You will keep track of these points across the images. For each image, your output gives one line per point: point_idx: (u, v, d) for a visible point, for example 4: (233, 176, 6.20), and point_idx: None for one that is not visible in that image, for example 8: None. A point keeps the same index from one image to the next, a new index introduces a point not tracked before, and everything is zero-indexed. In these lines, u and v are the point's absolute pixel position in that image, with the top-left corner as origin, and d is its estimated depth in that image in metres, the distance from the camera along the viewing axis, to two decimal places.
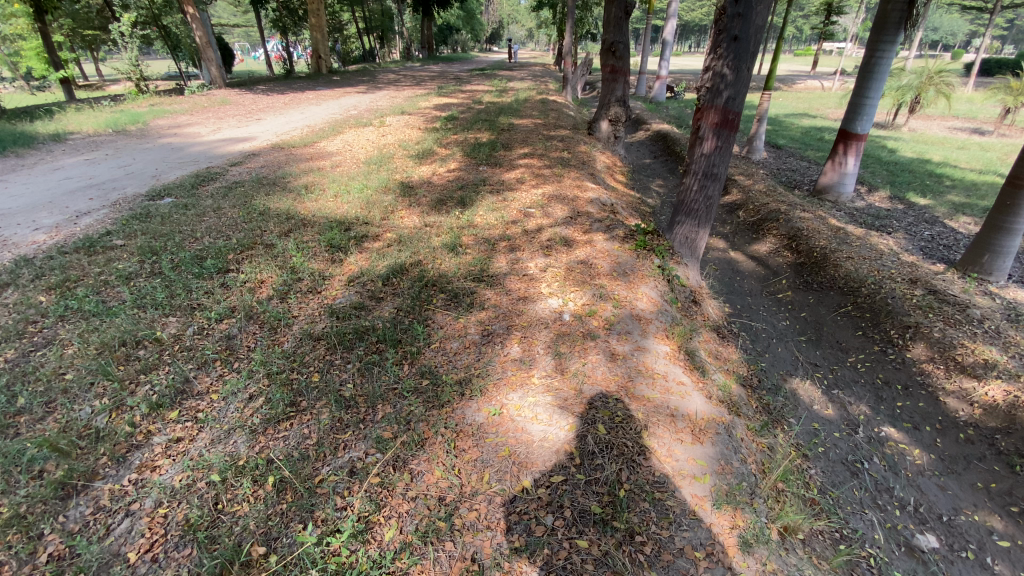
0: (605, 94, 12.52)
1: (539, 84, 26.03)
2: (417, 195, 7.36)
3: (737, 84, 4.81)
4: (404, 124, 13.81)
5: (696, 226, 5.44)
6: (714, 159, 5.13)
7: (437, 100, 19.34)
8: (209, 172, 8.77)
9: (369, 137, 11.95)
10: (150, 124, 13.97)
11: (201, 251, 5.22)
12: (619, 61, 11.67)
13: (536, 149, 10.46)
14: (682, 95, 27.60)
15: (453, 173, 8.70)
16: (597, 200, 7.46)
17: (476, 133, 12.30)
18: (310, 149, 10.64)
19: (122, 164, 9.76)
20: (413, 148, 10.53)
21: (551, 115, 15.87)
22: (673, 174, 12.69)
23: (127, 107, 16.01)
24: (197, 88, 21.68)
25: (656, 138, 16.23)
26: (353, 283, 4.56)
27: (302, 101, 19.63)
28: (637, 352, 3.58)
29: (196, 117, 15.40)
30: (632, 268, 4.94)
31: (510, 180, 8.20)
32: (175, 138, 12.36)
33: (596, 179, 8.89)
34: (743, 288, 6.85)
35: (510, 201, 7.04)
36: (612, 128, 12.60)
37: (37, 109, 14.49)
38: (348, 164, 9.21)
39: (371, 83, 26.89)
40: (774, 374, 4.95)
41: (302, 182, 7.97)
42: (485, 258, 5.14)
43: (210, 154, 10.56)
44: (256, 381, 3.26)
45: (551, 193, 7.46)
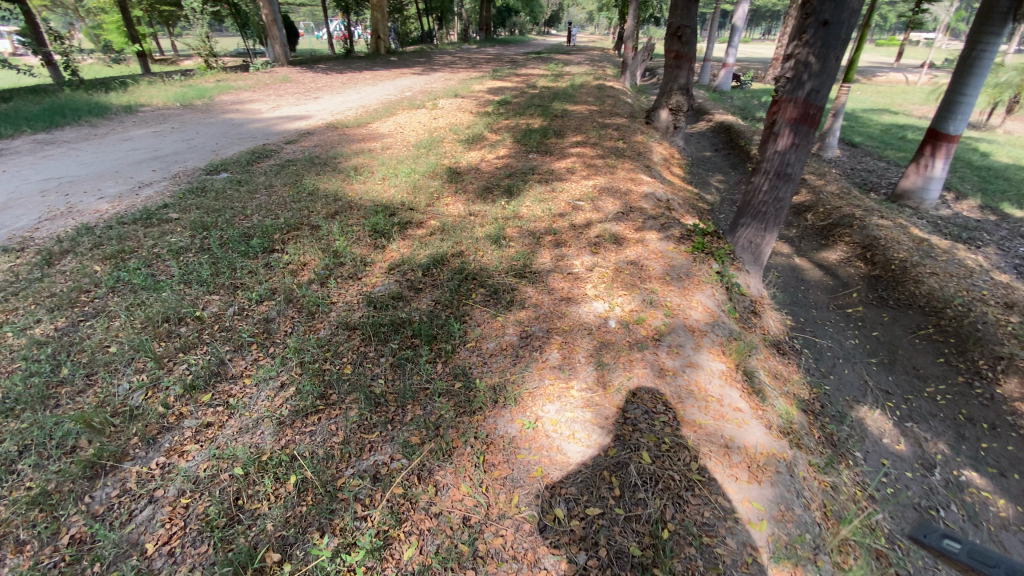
0: (666, 82, 11.94)
1: (597, 69, 25.29)
2: (464, 182, 7.20)
3: (823, 74, 4.32)
4: (457, 108, 13.67)
5: (762, 230, 4.98)
6: (789, 158, 4.65)
7: (491, 84, 19.08)
8: (265, 149, 8.92)
9: (421, 120, 11.87)
10: (215, 99, 14.46)
11: (248, 229, 5.24)
12: (685, 46, 11.26)
13: (590, 137, 10.05)
14: (749, 85, 26.10)
15: (502, 160, 8.48)
16: (653, 194, 7.04)
17: (528, 119, 11.99)
18: (362, 130, 10.67)
19: (185, 138, 10.09)
20: (464, 132, 10.36)
21: (607, 102, 15.30)
22: (735, 170, 11.95)
23: (195, 82, 16.65)
24: (262, 65, 22.40)
25: (717, 130, 15.37)
26: (393, 271, 4.45)
27: (359, 81, 19.87)
28: (687, 370, 3.29)
29: (258, 93, 15.85)
30: (689, 273, 4.58)
31: (560, 170, 7.89)
32: (237, 114, 12.73)
33: (652, 172, 8.43)
34: (807, 299, 6.33)
35: (560, 192, 6.74)
36: (673, 117, 11.96)
37: (114, 82, 15.31)
38: (398, 146, 9.15)
39: (427, 64, 26.91)
40: (839, 400, 4.51)
41: (352, 163, 7.96)
42: (530, 252, 4.90)
43: (267, 131, 10.78)
44: (288, 368, 3.17)
45: (603, 184, 7.10)
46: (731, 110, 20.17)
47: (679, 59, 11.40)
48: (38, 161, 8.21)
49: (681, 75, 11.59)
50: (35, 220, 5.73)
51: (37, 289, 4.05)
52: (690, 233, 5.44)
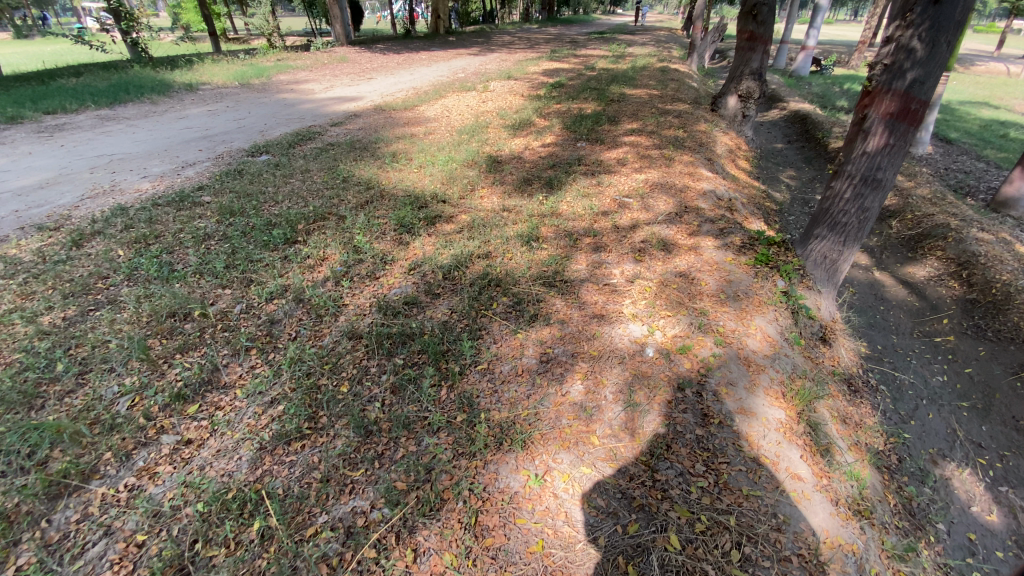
0: (737, 66, 10.93)
1: (662, 50, 23.86)
2: (504, 172, 6.77)
3: (930, 62, 3.53)
4: (508, 91, 13.17)
5: (840, 244, 4.28)
6: (879, 161, 3.91)
7: (547, 65, 18.36)
8: (310, 130, 8.82)
9: (470, 103, 11.47)
10: (272, 78, 14.67)
11: (275, 216, 5.06)
12: (761, 27, 10.16)
13: (646, 125, 9.31)
14: (829, 70, 23.95)
15: (548, 149, 7.96)
16: (714, 192, 6.32)
17: (582, 103, 11.32)
18: (409, 113, 10.42)
19: (237, 117, 10.19)
20: (512, 117, 9.89)
21: (670, 86, 14.29)
22: (808, 166, 10.84)
23: (256, 60, 16.99)
24: (323, 45, 22.70)
25: (791, 120, 14.06)
26: (413, 272, 4.12)
27: (415, 61, 19.69)
28: (736, 418, 2.77)
29: (315, 73, 15.96)
30: (747, 292, 3.97)
31: (610, 161, 7.29)
32: (290, 93, 12.82)
33: (714, 165, 7.64)
34: (886, 322, 5.51)
35: (608, 188, 6.17)
36: (742, 105, 10.91)
37: (180, 59, 15.84)
38: (441, 131, 8.83)
39: (485, 45, 26.40)
40: (919, 453, 3.82)
41: (393, 148, 7.71)
42: (565, 256, 4.44)
43: (316, 112, 10.72)
44: (283, 380, 2.90)
45: (656, 179, 6.46)
46: (807, 98, 18.50)
47: (753, 40, 10.35)
48: (98, 137, 8.49)
49: (754, 59, 10.51)
50: (78, 197, 5.83)
51: (58, 273, 4.01)
52: (752, 240, 4.76)
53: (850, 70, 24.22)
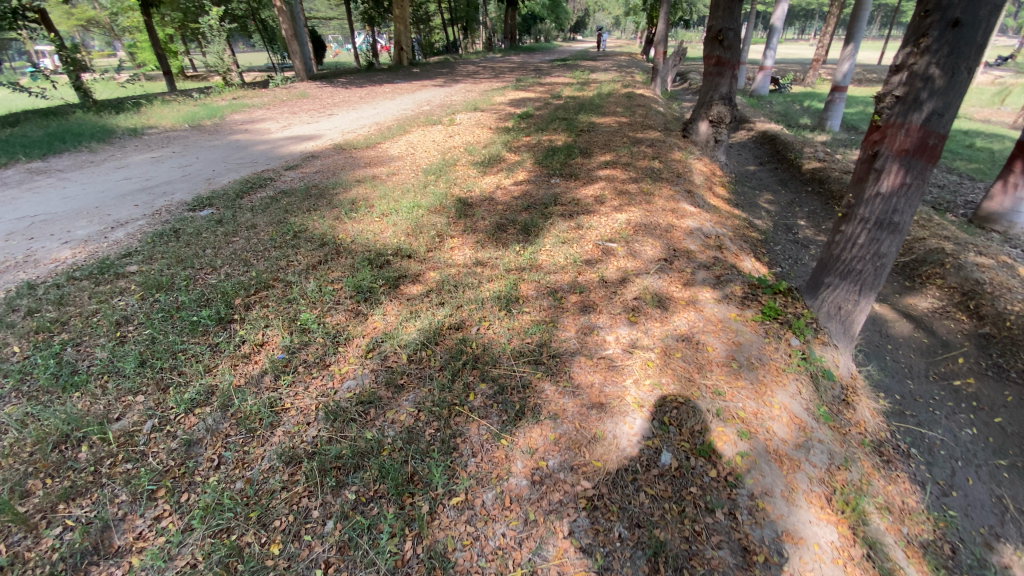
0: (706, 92, 10.80)
1: (625, 75, 24.07)
2: (475, 217, 6.19)
3: (949, 92, 3.16)
4: (475, 123, 12.76)
5: (856, 293, 3.83)
6: (895, 202, 3.50)
7: (513, 95, 18.13)
8: (262, 177, 8.13)
9: (435, 139, 10.96)
10: (226, 118, 13.92)
11: (210, 289, 4.36)
12: (728, 52, 10.15)
13: (620, 156, 8.94)
14: (787, 88, 24.52)
15: (521, 187, 7.45)
16: (699, 229, 5.88)
17: (551, 135, 10.96)
18: (371, 152, 9.84)
19: (183, 164, 9.41)
20: (480, 153, 9.40)
21: (637, 112, 14.13)
22: (784, 189, 10.64)
23: (208, 100, 16.22)
24: (282, 81, 22.08)
25: (760, 141, 14.04)
26: (371, 354, 3.44)
27: (378, 95, 19.25)
28: (784, 552, 2.23)
29: (272, 111, 15.31)
30: (761, 358, 3.45)
31: (587, 199, 6.81)
32: (244, 135, 12.10)
33: (696, 197, 7.24)
34: (897, 364, 5.09)
35: (589, 231, 5.66)
36: (714, 130, 10.69)
37: (126, 102, 14.97)
38: (406, 172, 8.25)
39: (450, 75, 26.22)
40: (970, 536, 3.34)
41: (352, 194, 7.05)
42: (549, 322, 3.84)
43: (270, 155, 10.03)
44: (192, 543, 2.19)
45: (640, 218, 5.99)
46: (771, 118, 18.71)
47: (721, 65, 10.27)
48: (21, 195, 7.62)
49: (723, 84, 10.42)
50: None
51: None
52: (755, 290, 4.29)
53: (807, 88, 24.84)
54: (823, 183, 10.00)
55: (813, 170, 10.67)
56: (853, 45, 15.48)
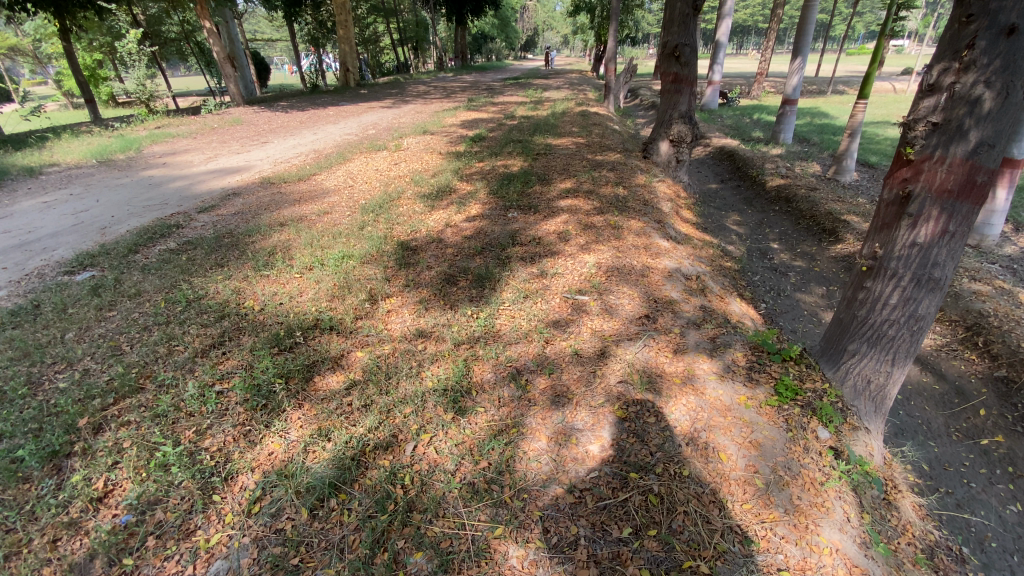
0: (664, 111, 10.29)
1: (579, 93, 23.81)
2: (418, 265, 5.20)
3: (1001, 119, 2.47)
4: (424, 148, 11.82)
5: (887, 363, 3.11)
6: (935, 255, 2.78)
7: (464, 116, 17.32)
8: (168, 223, 6.92)
9: (379, 168, 9.93)
10: (143, 151, 12.46)
11: (52, 400, 3.16)
12: (684, 69, 9.67)
13: (581, 183, 8.19)
14: (736, 102, 24.81)
15: (473, 224, 6.53)
16: (676, 270, 5.11)
17: (506, 160, 10.15)
18: (304, 186, 8.73)
19: (77, 209, 8.02)
20: (427, 184, 8.43)
21: (594, 132, 13.57)
22: (750, 208, 10.16)
23: (126, 131, 14.66)
24: (215, 106, 20.57)
25: (719, 156, 13.71)
26: (261, 509, 2.43)
27: (321, 119, 18.10)
28: None
29: (198, 140, 13.91)
30: (790, 467, 2.66)
31: (548, 236, 5.96)
32: (161, 169, 10.75)
33: (667, 229, 6.52)
34: (912, 421, 4.42)
35: (553, 279, 4.78)
36: (675, 150, 10.13)
37: (27, 137, 13.28)
38: (340, 210, 7.19)
39: (399, 96, 25.26)
40: None
41: (272, 241, 5.94)
42: (510, 425, 2.90)
43: (185, 193, 8.74)
44: None
45: (610, 259, 5.17)
46: (725, 132, 18.64)
47: (678, 82, 9.80)
48: None
49: (682, 102, 9.93)
50: None
51: None
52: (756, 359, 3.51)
53: (754, 101, 25.22)
54: (790, 202, 9.56)
55: (778, 187, 10.25)
56: (800, 59, 15.53)
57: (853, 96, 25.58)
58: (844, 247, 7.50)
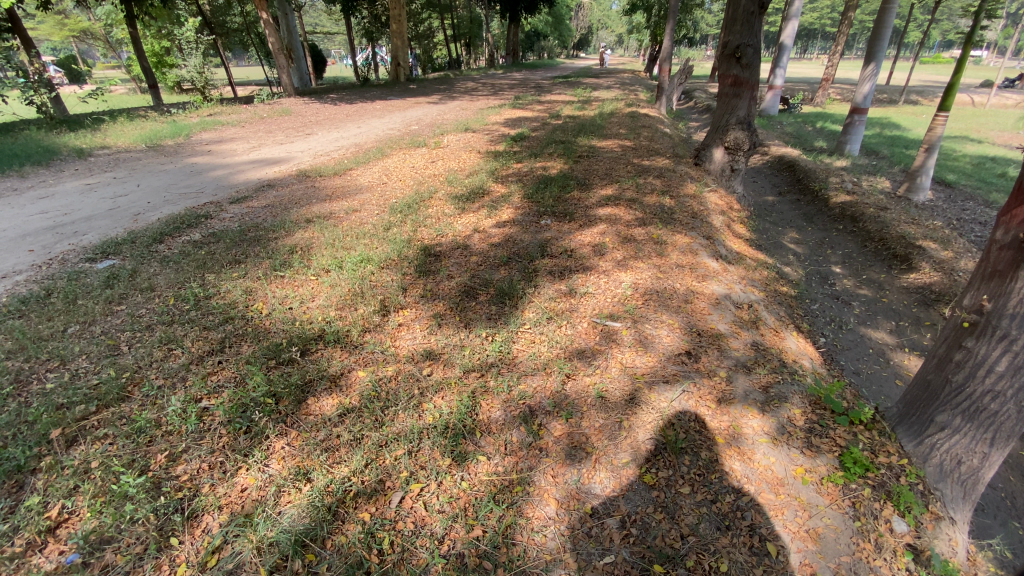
0: (720, 116, 9.59)
1: (629, 94, 23.01)
2: (439, 274, 4.85)
3: None
4: (464, 146, 11.51)
5: (984, 442, 2.50)
6: None
7: (509, 114, 16.94)
8: (197, 213, 6.86)
9: (415, 165, 9.69)
10: (192, 137, 12.71)
11: (33, 404, 3.01)
12: (745, 70, 8.98)
13: (624, 190, 7.65)
14: (798, 109, 23.39)
15: (503, 231, 6.13)
16: (723, 296, 4.55)
17: (545, 162, 9.71)
18: (338, 180, 8.59)
19: (118, 193, 8.13)
20: (462, 184, 8.10)
21: (642, 135, 12.91)
22: (809, 226, 9.32)
23: (180, 117, 15.07)
24: (268, 95, 21.06)
25: (776, 167, 12.79)
26: (220, 563, 2.11)
27: (367, 112, 18.16)
28: None
29: (245, 129, 14.14)
30: (857, 572, 2.14)
31: (583, 248, 5.48)
32: (205, 156, 10.89)
33: (716, 247, 5.92)
34: (995, 493, 3.71)
35: (584, 300, 4.32)
36: (730, 158, 9.40)
37: (88, 119, 13.84)
38: (369, 208, 6.95)
39: (447, 92, 25.16)
40: None
41: (294, 238, 5.73)
42: (516, 481, 2.48)
43: (222, 182, 8.75)
44: None
45: (650, 279, 4.65)
46: (784, 140, 17.51)
47: (738, 85, 9.11)
48: None
49: (741, 106, 9.21)
50: None
51: None
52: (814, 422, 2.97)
53: (817, 109, 23.69)
54: (856, 221, 8.68)
55: (843, 204, 9.36)
56: (874, 65, 14.33)
57: (929, 107, 23.69)
58: (919, 277, 6.67)
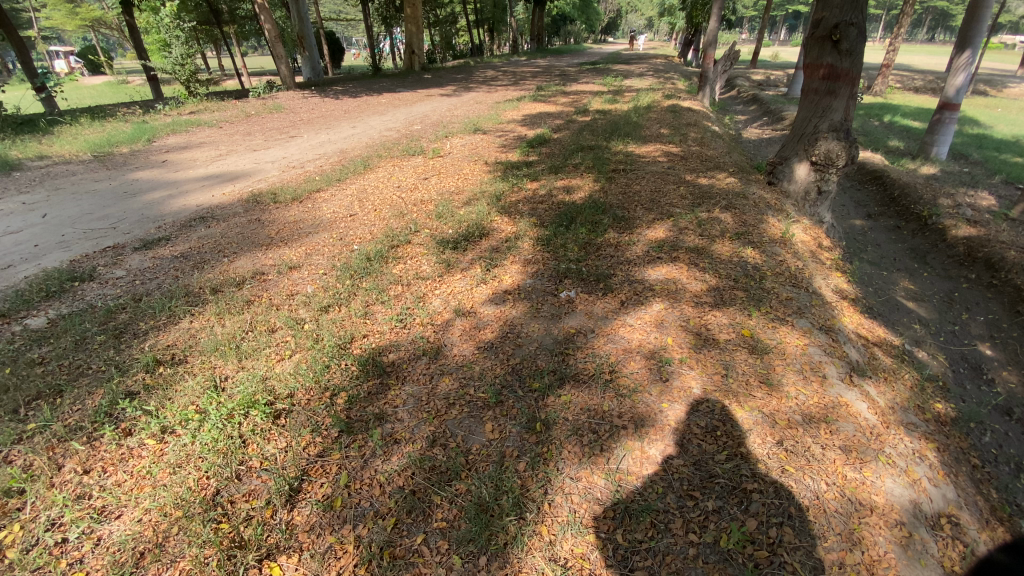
0: (804, 119, 7.17)
1: (668, 83, 20.37)
2: (372, 430, 2.73)
3: None
4: (469, 154, 9.37)
5: None
6: None
7: (528, 109, 14.62)
8: (79, 268, 4.90)
9: (402, 183, 7.60)
10: (154, 142, 10.83)
11: None
12: (845, 58, 6.58)
13: (681, 231, 5.43)
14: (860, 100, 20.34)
15: (502, 313, 3.98)
16: (912, 517, 2.32)
17: (570, 179, 7.48)
18: (296, 208, 6.56)
19: (11, 227, 6.26)
20: (454, 218, 5.94)
21: (689, 136, 10.49)
22: (926, 270, 6.87)
23: (153, 116, 13.25)
24: (266, 87, 19.11)
25: (856, 177, 10.24)
26: None
27: (369, 107, 16.12)
28: None
29: (223, 131, 12.23)
30: None
31: (629, 363, 3.30)
32: (156, 168, 9.00)
33: (842, 350, 3.68)
34: None
35: (641, 534, 2.16)
36: (817, 175, 7.00)
37: (47, 120, 12.09)
38: (314, 262, 4.87)
39: (463, 82, 22.90)
40: None
41: (173, 332, 3.68)
42: None
43: (151, 210, 6.80)
44: None
45: (764, 472, 2.45)
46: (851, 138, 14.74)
47: (833, 79, 6.70)
48: None
49: (836, 107, 6.78)
50: None
51: None
52: None
53: (882, 99, 20.62)
54: (1002, 269, 6.23)
55: (972, 239, 6.86)
56: (969, 52, 11.38)
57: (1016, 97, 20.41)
58: None
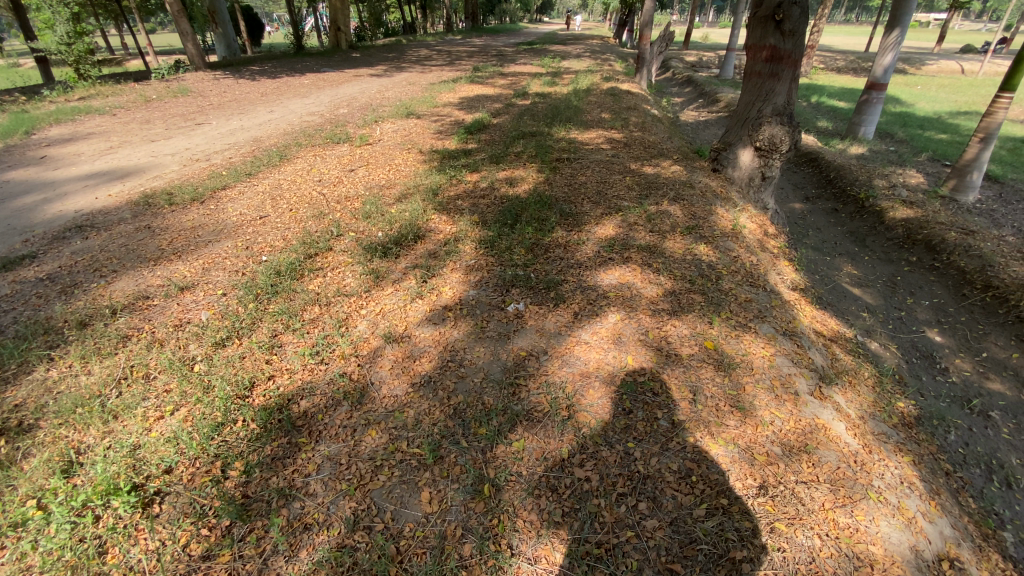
0: (747, 103, 7.00)
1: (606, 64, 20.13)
2: (275, 515, 2.17)
3: None
4: (401, 142, 8.63)
5: None
6: None
7: (465, 91, 13.88)
8: None
9: (324, 176, 6.81)
10: (30, 134, 9.31)
11: None
12: (787, 39, 6.41)
13: (631, 226, 5.08)
14: None
15: (439, 334, 3.45)
16: (913, 569, 2.06)
17: (511, 169, 6.96)
18: (198, 211, 5.67)
19: None
20: (384, 218, 5.29)
21: (631, 120, 10.22)
22: (865, 254, 6.95)
23: (30, 103, 11.46)
24: (171, 69, 17.12)
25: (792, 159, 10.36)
26: None
27: (291, 90, 14.76)
28: None
29: (116, 119, 10.74)
30: None
31: (588, 392, 2.88)
32: (29, 166, 7.68)
33: (808, 357, 3.44)
34: None
35: None
36: (761, 161, 6.86)
37: None
38: (214, 280, 4.11)
39: (394, 62, 21.63)
40: None
41: (20, 387, 2.90)
42: None
43: (16, 218, 5.70)
44: None
45: (749, 531, 2.11)
46: None
47: (775, 61, 6.53)
48: None
49: (778, 91, 6.62)
50: None
51: None
52: None
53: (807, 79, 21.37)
54: (936, 251, 6.35)
55: (907, 221, 6.98)
56: (897, 31, 11.77)
57: (924, 76, 21.72)
58: None
